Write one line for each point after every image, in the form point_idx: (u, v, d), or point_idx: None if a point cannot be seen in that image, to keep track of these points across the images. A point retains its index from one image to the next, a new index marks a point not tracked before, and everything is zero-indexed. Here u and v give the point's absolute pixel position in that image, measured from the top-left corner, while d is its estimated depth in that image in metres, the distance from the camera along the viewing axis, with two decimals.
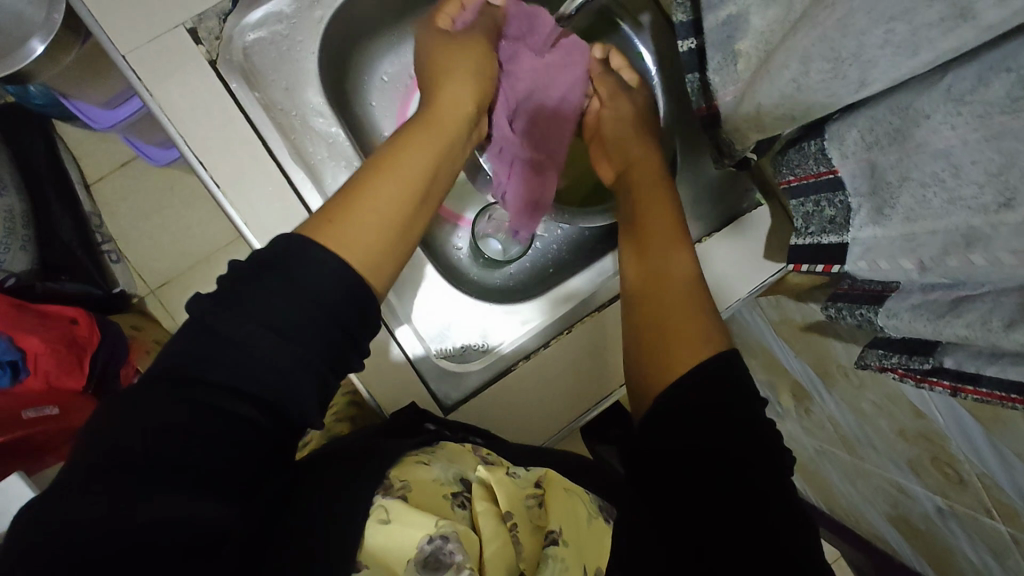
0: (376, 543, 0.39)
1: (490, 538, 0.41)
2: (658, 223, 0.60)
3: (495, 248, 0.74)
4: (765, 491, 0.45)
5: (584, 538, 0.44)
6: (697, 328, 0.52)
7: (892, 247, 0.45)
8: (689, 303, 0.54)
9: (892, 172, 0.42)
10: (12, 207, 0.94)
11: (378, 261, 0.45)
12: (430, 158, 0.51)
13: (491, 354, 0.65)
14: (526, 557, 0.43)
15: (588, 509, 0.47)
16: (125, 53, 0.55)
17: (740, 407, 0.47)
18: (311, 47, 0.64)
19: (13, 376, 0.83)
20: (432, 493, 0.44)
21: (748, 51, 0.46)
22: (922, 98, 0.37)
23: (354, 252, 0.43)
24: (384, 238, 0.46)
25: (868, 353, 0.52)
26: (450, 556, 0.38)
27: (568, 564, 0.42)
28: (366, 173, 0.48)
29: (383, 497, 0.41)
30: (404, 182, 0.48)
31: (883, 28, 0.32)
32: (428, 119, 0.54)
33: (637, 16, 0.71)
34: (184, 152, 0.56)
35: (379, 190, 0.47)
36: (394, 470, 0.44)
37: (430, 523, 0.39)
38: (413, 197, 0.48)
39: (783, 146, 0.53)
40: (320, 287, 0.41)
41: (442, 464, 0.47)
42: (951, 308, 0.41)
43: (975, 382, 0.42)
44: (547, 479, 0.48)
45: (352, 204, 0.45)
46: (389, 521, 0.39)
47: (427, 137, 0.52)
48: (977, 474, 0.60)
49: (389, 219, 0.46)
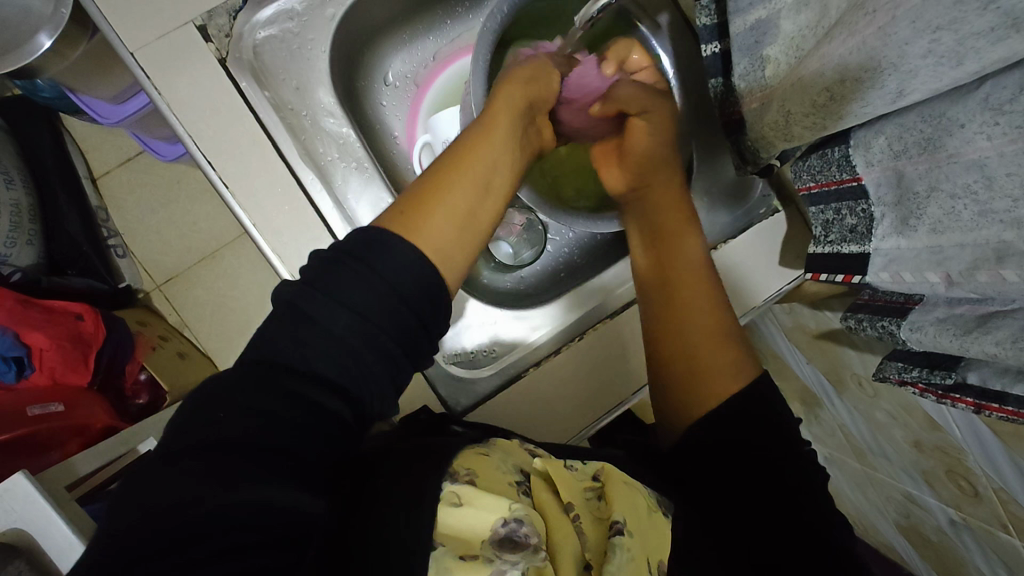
0: (449, 526, 0.37)
1: (556, 523, 0.40)
2: (683, 239, 0.58)
3: (506, 251, 0.73)
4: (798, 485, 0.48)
5: (648, 523, 0.43)
6: (736, 356, 0.53)
7: (917, 259, 0.43)
8: (720, 329, 0.54)
9: (921, 181, 0.40)
10: (18, 200, 0.92)
11: (454, 255, 0.43)
12: (493, 152, 0.48)
13: (503, 360, 0.64)
14: (591, 547, 0.41)
15: (646, 502, 0.45)
16: (134, 50, 0.54)
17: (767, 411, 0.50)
18: (324, 45, 0.62)
19: (19, 372, 0.84)
20: (498, 480, 0.41)
21: (776, 57, 0.45)
22: (957, 107, 0.35)
23: (429, 239, 0.42)
24: (455, 233, 0.43)
25: (886, 367, 0.51)
26: (525, 538, 0.37)
27: (635, 555, 0.40)
28: (434, 178, 0.45)
29: (452, 483, 0.39)
30: (473, 173, 0.46)
31: (928, 38, 0.31)
32: (485, 126, 0.50)
33: (656, 17, 0.68)
34: (192, 151, 0.56)
35: (453, 184, 0.45)
36: (459, 461, 0.42)
37: (504, 506, 0.38)
38: (478, 194, 0.45)
39: (806, 152, 0.52)
40: (396, 272, 0.39)
41: (502, 456, 0.45)
42: (980, 323, 0.40)
43: (1001, 401, 0.41)
44: (605, 473, 0.47)
45: (423, 206, 0.43)
46: (462, 505, 0.38)
47: (490, 134, 0.49)
48: (995, 489, 0.58)
49: (461, 214, 0.44)
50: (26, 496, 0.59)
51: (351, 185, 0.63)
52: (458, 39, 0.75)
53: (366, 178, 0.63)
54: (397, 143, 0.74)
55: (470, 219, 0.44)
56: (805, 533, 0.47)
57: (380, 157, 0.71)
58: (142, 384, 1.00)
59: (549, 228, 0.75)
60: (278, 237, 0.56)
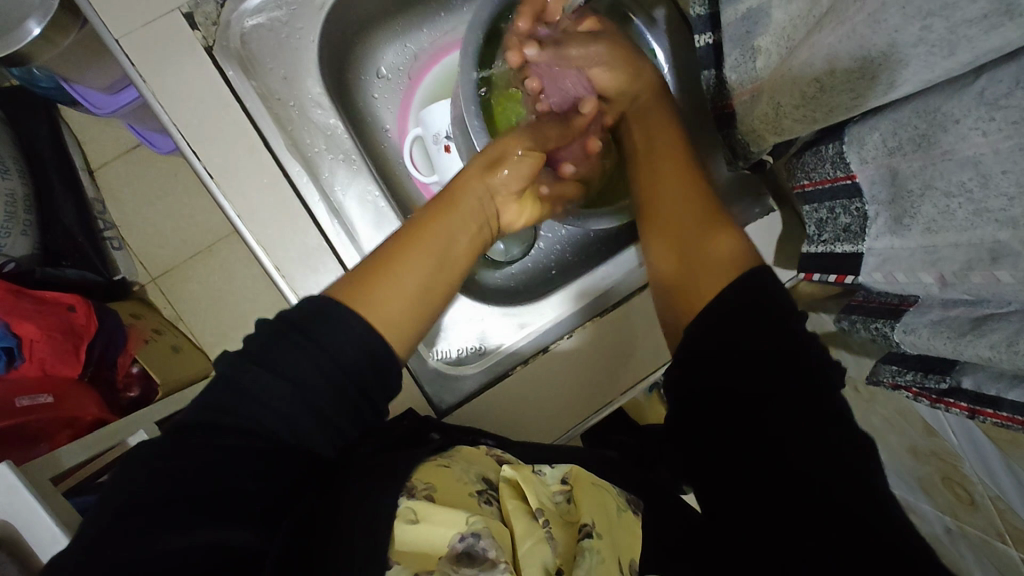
0: (406, 541, 0.37)
1: (521, 533, 0.40)
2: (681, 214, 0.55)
3: (497, 247, 0.71)
4: (798, 439, 0.41)
5: (616, 524, 0.44)
6: (736, 251, 0.52)
7: (911, 258, 0.42)
8: (716, 249, 0.52)
9: (914, 179, 0.39)
10: (13, 191, 0.92)
11: (404, 325, 0.47)
12: (446, 237, 0.51)
13: (490, 357, 0.63)
14: (562, 552, 0.40)
15: (617, 502, 0.47)
16: (119, 37, 0.53)
17: (763, 343, 0.44)
18: (313, 34, 0.61)
19: (8, 362, 0.82)
20: (457, 492, 0.42)
21: (767, 48, 0.44)
22: (951, 102, 0.34)
23: (380, 312, 0.45)
24: (405, 311, 0.47)
25: (880, 369, 0.50)
26: (483, 552, 0.37)
27: (605, 556, 0.41)
28: (380, 260, 0.48)
29: (408, 499, 0.39)
30: (427, 252, 0.49)
31: (919, 25, 0.30)
32: (449, 203, 0.53)
33: (651, 11, 0.67)
34: (176, 140, 0.55)
35: (404, 262, 0.48)
36: (420, 474, 0.43)
37: (461, 521, 0.38)
38: (428, 273, 0.49)
39: (801, 149, 0.51)
40: (343, 342, 0.42)
41: (464, 466, 0.46)
42: (974, 326, 0.39)
43: (995, 406, 0.40)
44: (574, 474, 0.47)
45: (374, 280, 0.47)
46: (419, 521, 0.38)
47: (442, 219, 0.52)
48: (990, 497, 0.57)
49: (406, 297, 0.47)
50: (7, 487, 0.56)
51: (338, 176, 0.62)
52: (452, 32, 0.74)
53: (353, 170, 0.62)
54: (389, 136, 0.73)
55: (418, 296, 0.48)
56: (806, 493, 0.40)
57: (371, 150, 0.70)
58: (134, 376, 0.99)
59: (540, 224, 0.74)
60: (264, 229, 0.56)
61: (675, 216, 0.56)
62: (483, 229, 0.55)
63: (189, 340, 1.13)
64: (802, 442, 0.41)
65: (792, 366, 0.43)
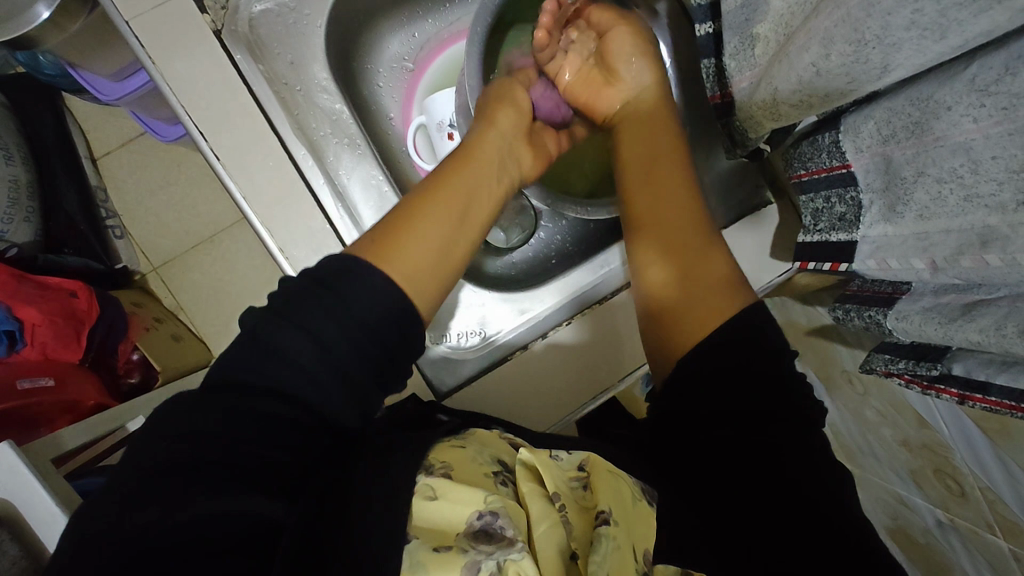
0: (423, 518, 0.39)
1: (536, 512, 0.40)
2: (682, 235, 0.55)
3: (499, 236, 0.72)
4: (790, 447, 0.45)
5: (631, 513, 0.42)
6: (728, 292, 0.51)
7: (903, 245, 0.43)
8: (714, 279, 0.52)
9: (908, 166, 0.40)
10: (17, 176, 0.92)
11: (430, 285, 0.47)
12: (466, 198, 0.51)
13: (490, 342, 0.65)
14: (577, 536, 0.41)
15: (631, 491, 0.44)
16: (130, 19, 0.54)
17: (763, 362, 0.48)
18: (320, 20, 0.62)
19: (9, 345, 0.82)
20: (474, 471, 0.43)
21: (765, 35, 0.45)
22: (943, 89, 0.35)
23: (409, 265, 0.46)
24: (429, 272, 0.47)
25: (872, 357, 0.51)
26: (501, 531, 0.38)
27: (620, 543, 0.40)
28: (401, 218, 0.48)
29: (427, 476, 0.41)
30: (447, 211, 0.50)
31: (910, 8, 0.31)
32: (464, 163, 0.54)
33: (653, 4, 0.68)
34: (184, 122, 0.56)
35: (423, 220, 0.48)
36: (435, 453, 0.44)
37: (480, 499, 0.39)
38: (452, 227, 0.50)
39: (799, 140, 0.52)
40: (373, 303, 0.43)
41: (478, 447, 0.47)
42: (963, 312, 0.40)
43: (984, 391, 0.40)
44: (591, 460, 0.46)
45: (397, 237, 0.47)
46: (438, 498, 0.39)
47: (461, 177, 0.53)
48: (980, 488, 0.58)
49: (427, 266, 0.47)
50: (8, 467, 0.56)
51: (343, 161, 0.63)
52: (457, 22, 0.75)
53: (358, 154, 0.63)
54: (393, 124, 0.74)
55: (444, 254, 0.49)
56: (797, 502, 0.43)
57: (376, 139, 0.71)
58: (135, 363, 1.00)
59: (541, 214, 0.75)
60: (269, 211, 0.56)
61: (672, 233, 0.55)
62: (502, 189, 0.56)
63: (190, 330, 1.14)
64: (796, 452, 0.45)
65: (784, 391, 0.47)
